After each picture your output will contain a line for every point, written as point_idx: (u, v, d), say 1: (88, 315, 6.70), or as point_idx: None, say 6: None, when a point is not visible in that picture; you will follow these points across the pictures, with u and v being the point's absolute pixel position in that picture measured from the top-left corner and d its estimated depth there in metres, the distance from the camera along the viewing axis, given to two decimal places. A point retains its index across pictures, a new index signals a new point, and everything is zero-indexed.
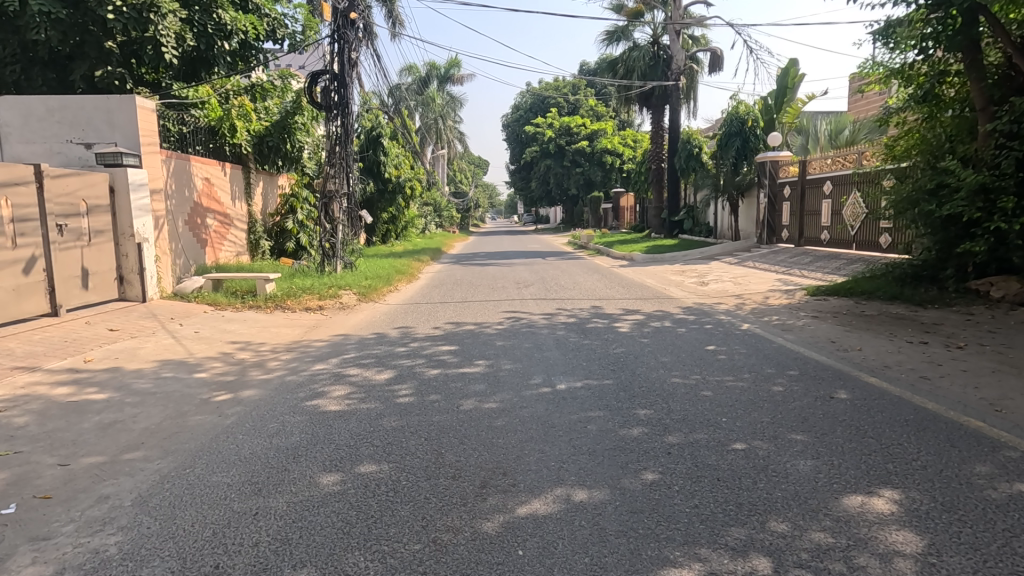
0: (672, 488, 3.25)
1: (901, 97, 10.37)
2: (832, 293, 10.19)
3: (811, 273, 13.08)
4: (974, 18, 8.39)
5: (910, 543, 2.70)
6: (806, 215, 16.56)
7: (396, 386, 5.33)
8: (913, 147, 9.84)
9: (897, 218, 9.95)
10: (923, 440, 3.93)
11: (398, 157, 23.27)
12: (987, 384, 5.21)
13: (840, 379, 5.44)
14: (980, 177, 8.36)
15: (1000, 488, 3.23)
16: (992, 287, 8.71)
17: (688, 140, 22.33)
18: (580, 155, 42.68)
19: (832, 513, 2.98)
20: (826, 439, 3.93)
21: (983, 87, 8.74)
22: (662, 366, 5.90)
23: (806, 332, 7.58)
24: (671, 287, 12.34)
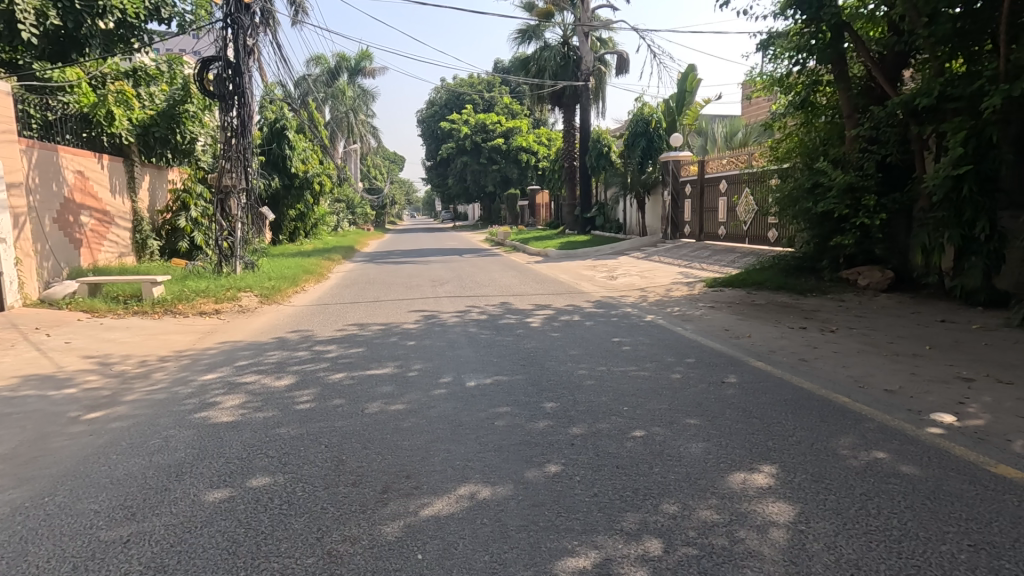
0: (574, 479, 3.32)
1: (783, 103, 11.30)
2: (727, 285, 10.91)
3: (709, 266, 13.99)
4: (840, 35, 9.34)
5: (783, 513, 2.94)
6: (705, 212, 17.69)
7: (298, 392, 5.06)
8: (794, 149, 10.80)
9: (782, 214, 10.88)
10: (799, 417, 4.31)
11: (305, 152, 22.13)
12: (852, 363, 5.81)
13: (731, 364, 5.85)
14: (847, 177, 9.34)
15: (860, 457, 3.60)
16: (859, 276, 9.61)
17: (598, 139, 23.12)
18: (496, 152, 42.82)
19: (718, 490, 3.18)
20: (717, 422, 4.19)
21: (849, 96, 9.70)
22: (571, 359, 6.05)
23: (703, 321, 8.08)
24: (583, 282, 12.70)
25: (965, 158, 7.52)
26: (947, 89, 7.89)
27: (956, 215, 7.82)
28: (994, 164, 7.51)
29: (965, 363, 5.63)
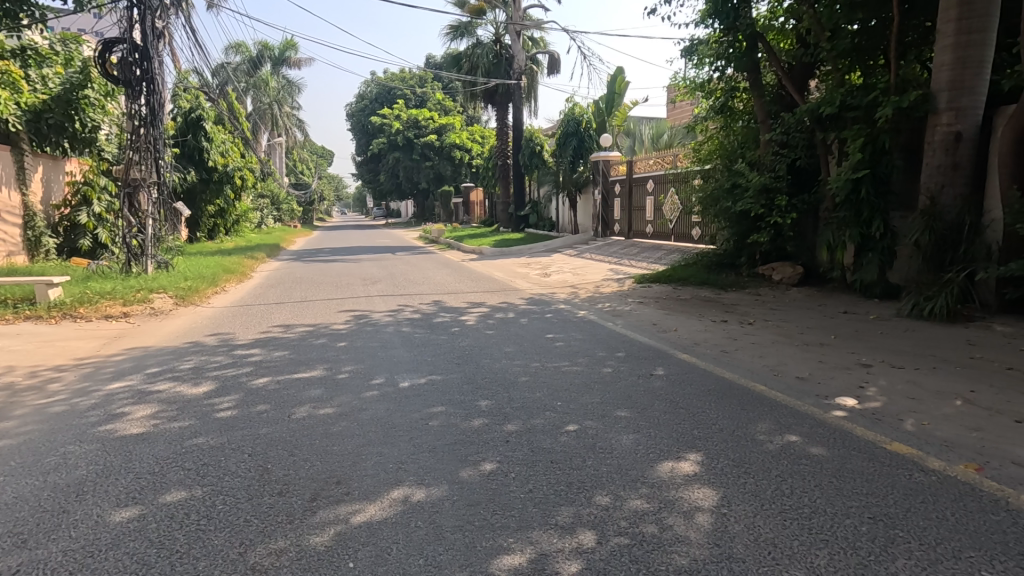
0: (508, 476, 3.33)
1: (705, 107, 11.91)
2: (654, 281, 11.34)
3: (638, 262, 14.49)
4: (754, 44, 9.93)
5: (707, 498, 3.08)
6: (634, 210, 18.31)
7: (218, 399, 4.76)
8: (714, 151, 11.38)
9: (705, 213, 11.44)
10: (721, 406, 4.54)
11: (225, 144, 20.75)
12: (768, 353, 6.20)
13: (659, 357, 6.08)
14: (762, 179, 9.96)
15: (775, 441, 3.85)
16: (773, 271, 10.27)
17: (530, 138, 23.41)
18: (429, 148, 42.26)
19: (648, 480, 3.30)
20: (646, 414, 4.34)
21: (763, 102, 10.35)
22: (505, 357, 6.07)
23: (633, 316, 8.35)
24: (517, 279, 12.78)
25: (862, 162, 8.21)
26: (847, 99, 8.57)
27: (855, 215, 8.51)
28: (887, 169, 8.26)
29: (864, 350, 6.15)
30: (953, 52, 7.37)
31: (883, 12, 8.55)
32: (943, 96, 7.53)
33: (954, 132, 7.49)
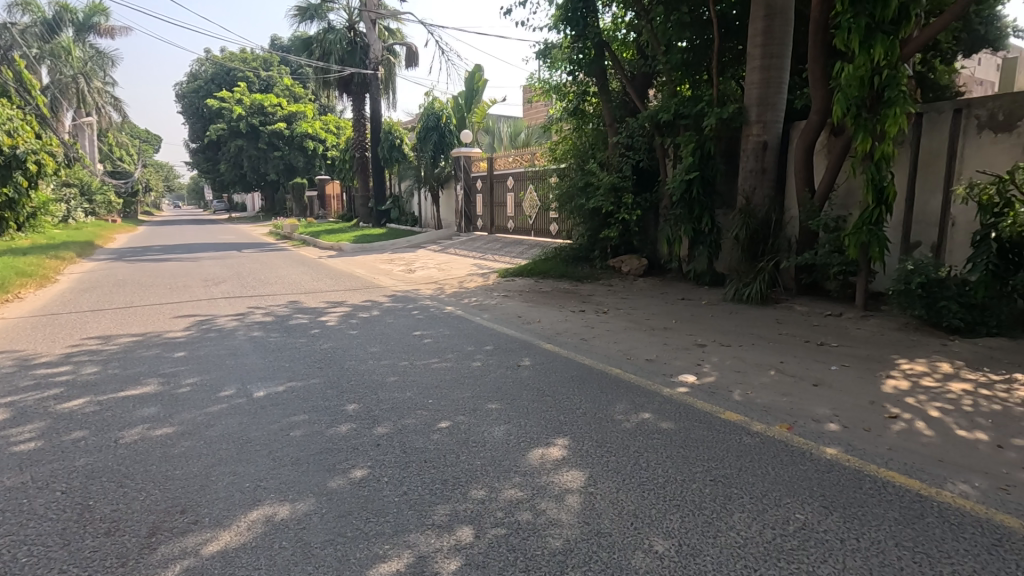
0: (380, 481, 3.21)
1: (559, 109, 12.58)
2: (517, 275, 11.72)
3: (501, 257, 14.86)
4: (601, 53, 10.74)
5: (575, 480, 3.26)
6: (495, 206, 18.71)
7: (14, 429, 3.93)
8: (568, 151, 12.05)
9: (562, 209, 12.10)
10: (584, 391, 4.83)
11: (12, 120, 17.25)
12: (622, 339, 6.73)
13: (525, 348, 6.29)
14: (611, 178, 10.76)
15: (632, 420, 4.18)
16: (622, 264, 11.19)
17: (390, 131, 23.31)
18: (277, 137, 39.10)
19: (520, 468, 3.39)
20: (516, 404, 4.46)
21: (610, 107, 11.17)
22: (371, 357, 5.84)
23: (498, 310, 8.54)
24: (380, 276, 12.40)
25: (694, 166, 9.25)
26: (680, 108, 9.59)
27: (688, 212, 9.55)
28: (713, 172, 9.39)
29: (699, 332, 6.95)
30: (761, 73, 8.59)
31: (706, 33, 9.68)
32: (753, 111, 8.73)
33: (762, 141, 8.74)
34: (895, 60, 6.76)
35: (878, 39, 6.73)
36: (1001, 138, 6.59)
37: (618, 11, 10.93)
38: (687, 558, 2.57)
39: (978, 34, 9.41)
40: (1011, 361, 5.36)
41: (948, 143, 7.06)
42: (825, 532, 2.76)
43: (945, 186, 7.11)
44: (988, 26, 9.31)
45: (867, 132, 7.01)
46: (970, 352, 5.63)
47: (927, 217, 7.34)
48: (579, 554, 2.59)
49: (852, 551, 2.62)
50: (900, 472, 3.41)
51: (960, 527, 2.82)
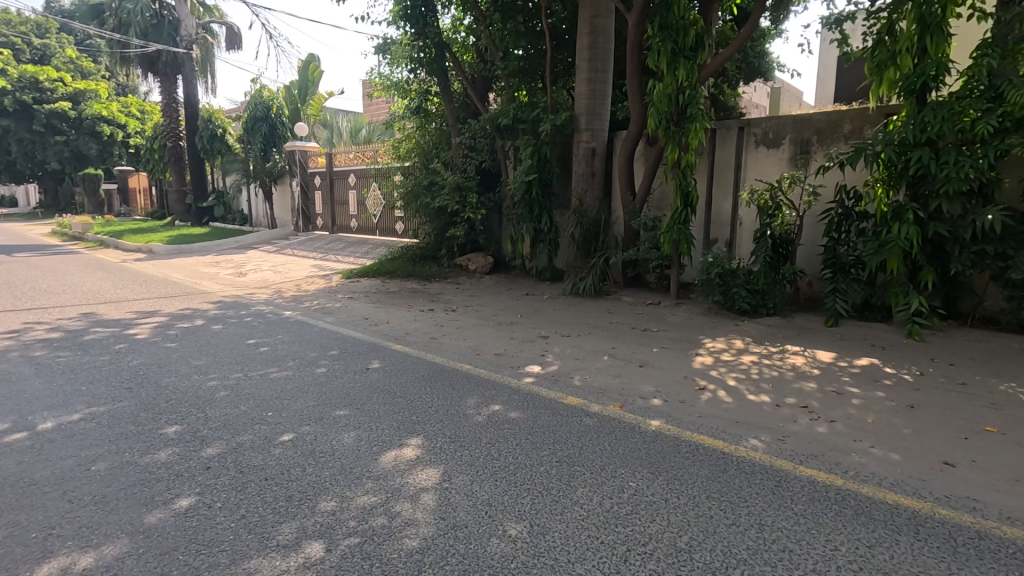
0: (212, 508, 2.88)
1: (402, 107, 12.44)
2: (362, 276, 11.29)
3: (344, 257, 14.19)
4: (442, 53, 10.83)
5: (430, 478, 3.26)
6: (336, 205, 17.81)
7: None
8: (412, 150, 11.95)
9: (408, 208, 11.96)
10: (435, 389, 4.84)
11: None
12: (471, 335, 6.86)
13: (373, 350, 6.10)
14: (455, 178, 10.89)
15: (483, 413, 4.30)
16: (469, 262, 11.42)
17: (208, 120, 20.56)
18: (58, 118, 32.64)
19: (372, 473, 3.29)
20: (365, 408, 4.31)
21: (452, 108, 11.32)
22: (195, 371, 5.20)
23: (343, 312, 8.15)
24: (203, 280, 11.07)
25: (532, 168, 9.76)
26: (518, 113, 10.09)
27: (529, 212, 10.05)
28: (549, 174, 10.00)
29: (542, 324, 7.37)
30: (587, 85, 9.37)
31: (539, 43, 10.42)
32: (582, 119, 9.47)
33: (591, 148, 9.53)
34: (694, 82, 7.85)
35: (681, 62, 7.74)
36: (772, 153, 8.00)
37: (456, 14, 11.10)
38: (539, 537, 2.72)
39: (753, 65, 11.33)
40: (783, 335, 6.56)
41: (735, 156, 8.38)
42: (652, 495, 3.13)
43: (734, 192, 8.43)
44: (760, 59, 11.26)
45: (675, 144, 8.02)
46: (755, 330, 6.78)
47: (721, 218, 8.64)
48: (436, 550, 2.59)
49: (675, 508, 3.00)
50: (708, 435, 3.99)
51: (752, 474, 3.40)
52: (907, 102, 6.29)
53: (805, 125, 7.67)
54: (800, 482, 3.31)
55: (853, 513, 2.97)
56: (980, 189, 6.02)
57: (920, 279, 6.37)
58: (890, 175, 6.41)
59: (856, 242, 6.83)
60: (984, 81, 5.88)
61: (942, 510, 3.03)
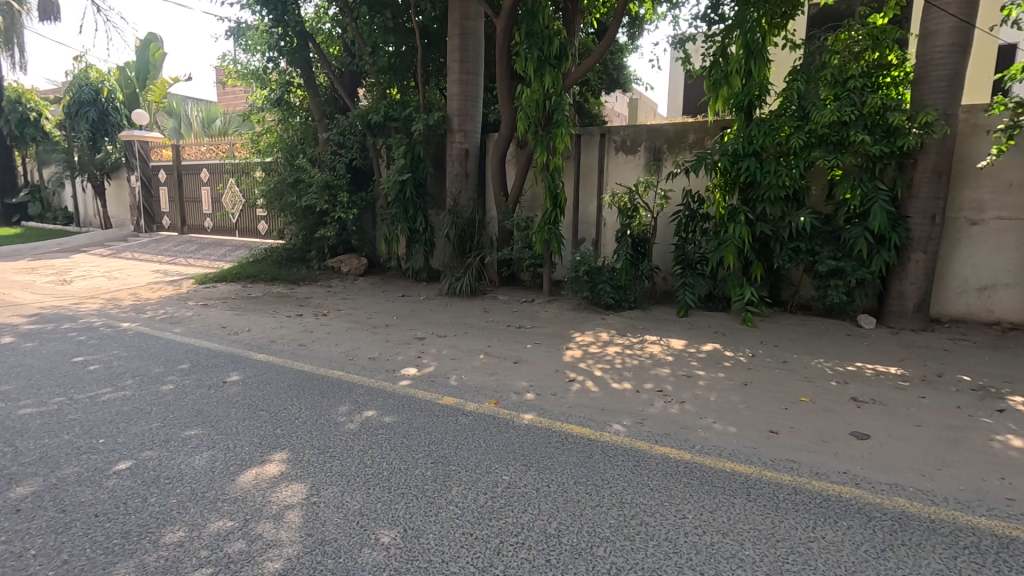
0: (23, 558, 2.46)
1: (261, 98, 11.58)
2: (219, 281, 10.32)
3: (197, 260, 12.86)
4: (305, 44, 10.27)
5: (296, 494, 3.08)
6: (186, 202, 16.07)
7: None
8: (274, 144, 11.16)
9: (270, 207, 11.15)
10: (302, 399, 4.57)
11: None
12: (343, 340, 6.58)
13: (231, 362, 5.60)
14: (324, 176, 10.33)
15: (355, 420, 4.15)
16: (341, 264, 10.95)
17: (19, 101, 17.58)
18: None
19: (228, 495, 3.03)
20: (221, 426, 3.95)
21: (318, 102, 10.75)
22: (2, 398, 4.40)
23: (196, 321, 7.39)
24: (13, 290, 9.39)
25: (406, 167, 9.60)
26: (389, 111, 9.85)
27: (403, 212, 9.86)
28: (423, 174, 9.89)
29: (418, 326, 7.28)
30: (459, 87, 9.43)
31: (409, 40, 10.20)
32: (455, 120, 9.51)
33: (464, 149, 9.58)
34: (559, 89, 8.26)
35: (547, 70, 8.10)
36: (630, 159, 8.66)
37: (320, 4, 10.57)
38: (412, 541, 2.69)
39: (613, 77, 12.17)
40: (643, 327, 7.15)
41: (598, 160, 8.95)
42: (524, 486, 3.24)
43: (598, 194, 9.00)
44: (619, 71, 12.12)
45: (544, 147, 8.36)
46: (619, 322, 7.31)
47: (588, 218, 9.18)
48: (301, 569, 2.45)
49: (545, 497, 3.13)
50: (577, 424, 4.22)
51: (614, 457, 3.66)
52: (737, 117, 7.17)
53: (657, 135, 8.40)
54: (655, 460, 3.63)
55: (698, 483, 3.33)
56: (794, 195, 7.03)
57: (751, 273, 7.29)
58: (726, 181, 7.25)
59: (700, 241, 7.63)
60: (795, 103, 6.88)
61: (768, 472, 3.50)
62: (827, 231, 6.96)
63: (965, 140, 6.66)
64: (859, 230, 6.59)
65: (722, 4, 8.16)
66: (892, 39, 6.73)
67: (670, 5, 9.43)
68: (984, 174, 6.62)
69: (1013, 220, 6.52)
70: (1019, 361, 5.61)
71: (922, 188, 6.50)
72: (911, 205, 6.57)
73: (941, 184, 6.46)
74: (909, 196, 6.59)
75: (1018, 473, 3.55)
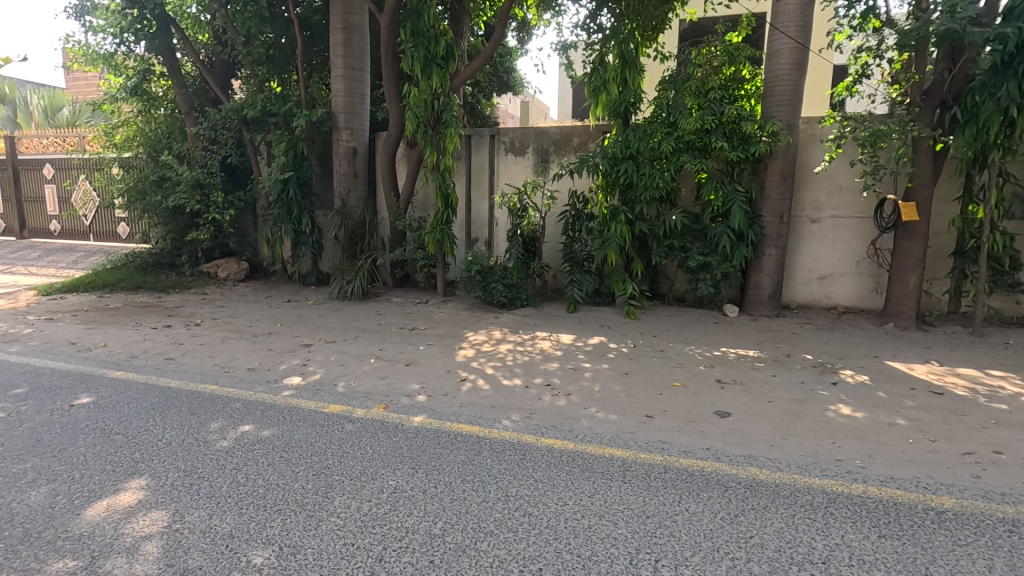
0: None
1: (115, 86, 10.46)
2: (69, 291, 9.14)
3: (40, 269, 11.26)
4: (166, 27, 9.50)
5: (155, 521, 2.83)
6: (26, 202, 14.01)
7: None
8: (133, 138, 10.12)
9: (131, 208, 10.05)
10: (168, 417, 4.19)
11: None
12: (219, 352, 6.10)
13: (81, 382, 4.99)
14: (194, 175, 9.43)
15: (229, 436, 3.87)
16: (218, 269, 10.11)
17: None
18: None
19: (72, 532, 2.71)
20: (65, 455, 3.51)
21: (185, 93, 9.89)
22: None
23: (37, 338, 6.49)
24: None
25: (288, 165, 9.08)
26: (267, 105, 9.18)
27: (287, 212, 9.31)
28: (308, 173, 9.41)
29: (304, 332, 6.94)
30: (344, 83, 9.11)
31: (289, 31, 9.73)
32: (340, 117, 9.16)
33: (351, 147, 9.26)
34: (447, 89, 8.24)
35: (434, 70, 8.07)
36: (519, 160, 8.87)
37: None
38: (288, 558, 2.57)
39: (503, 79, 12.40)
40: (534, 323, 7.36)
41: (489, 161, 9.06)
42: (411, 489, 3.21)
43: (489, 194, 9.12)
44: (509, 74, 12.37)
45: (433, 147, 8.31)
46: (512, 320, 7.47)
47: (480, 218, 9.27)
48: None
49: (431, 498, 3.13)
50: (466, 423, 4.25)
51: (502, 453, 3.74)
52: (616, 123, 7.60)
53: (544, 137, 8.69)
54: (540, 452, 3.76)
55: (579, 470, 3.50)
56: (667, 196, 7.59)
57: (633, 269, 7.79)
58: (607, 182, 7.66)
59: (586, 239, 8.00)
60: (666, 110, 7.43)
61: (642, 454, 3.77)
62: (696, 229, 7.59)
63: (806, 147, 7.58)
64: (722, 228, 7.27)
65: (600, 15, 8.59)
66: (745, 56, 7.49)
67: (554, 12, 9.78)
68: (821, 178, 7.58)
69: (844, 219, 7.54)
70: (849, 339, 6.50)
71: (773, 190, 7.30)
72: (764, 205, 7.36)
73: (788, 186, 7.30)
74: (762, 197, 7.38)
75: (846, 436, 4.12)
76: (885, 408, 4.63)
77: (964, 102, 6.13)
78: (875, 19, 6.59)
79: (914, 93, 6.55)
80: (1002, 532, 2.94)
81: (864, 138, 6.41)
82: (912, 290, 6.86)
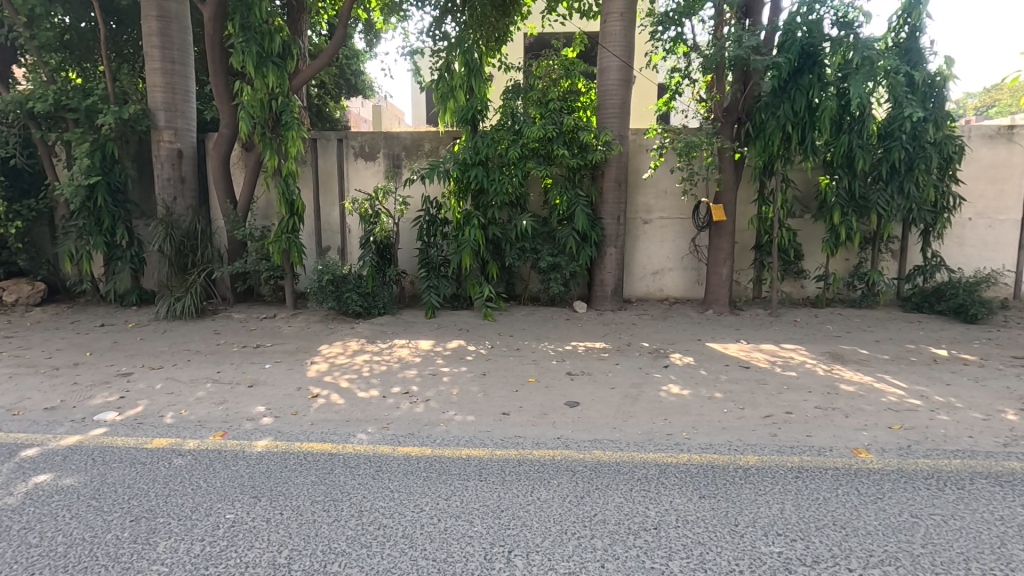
0: None
1: None
2: None
3: None
4: None
5: None
6: None
7: None
8: None
9: None
10: None
11: None
12: (4, 392, 5.07)
13: None
14: None
15: (16, 491, 3.25)
16: (4, 292, 8.43)
17: None
18: None
19: None
20: None
21: None
22: None
23: None
24: None
25: (94, 169, 7.83)
26: (62, 98, 7.82)
27: (95, 223, 8.04)
28: (121, 177, 8.21)
29: (122, 360, 6.05)
30: (162, 77, 8.12)
31: (89, 14, 8.44)
32: (160, 115, 8.16)
33: (175, 149, 8.27)
34: (286, 89, 7.74)
35: (270, 68, 7.51)
36: (369, 165, 8.64)
37: None
38: None
39: (351, 82, 11.97)
40: (392, 331, 7.20)
41: (337, 165, 8.68)
42: (252, 520, 2.96)
43: (339, 200, 8.75)
44: (357, 78, 11.98)
45: (273, 150, 7.76)
46: (367, 330, 7.23)
47: (331, 225, 8.87)
48: None
49: (277, 525, 2.92)
50: (317, 441, 4.03)
51: (355, 467, 3.60)
52: (465, 129, 7.74)
53: (394, 142, 8.57)
54: (397, 462, 3.69)
55: (436, 475, 3.50)
56: (518, 200, 7.92)
57: (488, 271, 8.00)
58: (459, 187, 7.78)
59: (441, 243, 8.05)
60: (511, 119, 7.72)
61: (498, 450, 3.88)
62: (545, 232, 8.01)
63: (636, 156, 8.38)
64: (568, 230, 7.75)
65: (445, 23, 8.71)
66: (579, 71, 8.09)
67: (399, 17, 9.70)
68: (649, 184, 8.43)
69: (670, 220, 8.48)
70: (678, 326, 7.31)
71: (610, 195, 7.97)
72: (603, 209, 8.01)
73: (622, 191, 8.01)
74: (601, 202, 8.01)
75: (674, 412, 4.63)
76: (706, 384, 5.29)
77: (754, 120, 7.24)
78: (684, 45, 7.54)
79: (716, 111, 7.59)
80: (791, 478, 3.53)
81: (681, 148, 7.24)
82: (724, 280, 7.93)
